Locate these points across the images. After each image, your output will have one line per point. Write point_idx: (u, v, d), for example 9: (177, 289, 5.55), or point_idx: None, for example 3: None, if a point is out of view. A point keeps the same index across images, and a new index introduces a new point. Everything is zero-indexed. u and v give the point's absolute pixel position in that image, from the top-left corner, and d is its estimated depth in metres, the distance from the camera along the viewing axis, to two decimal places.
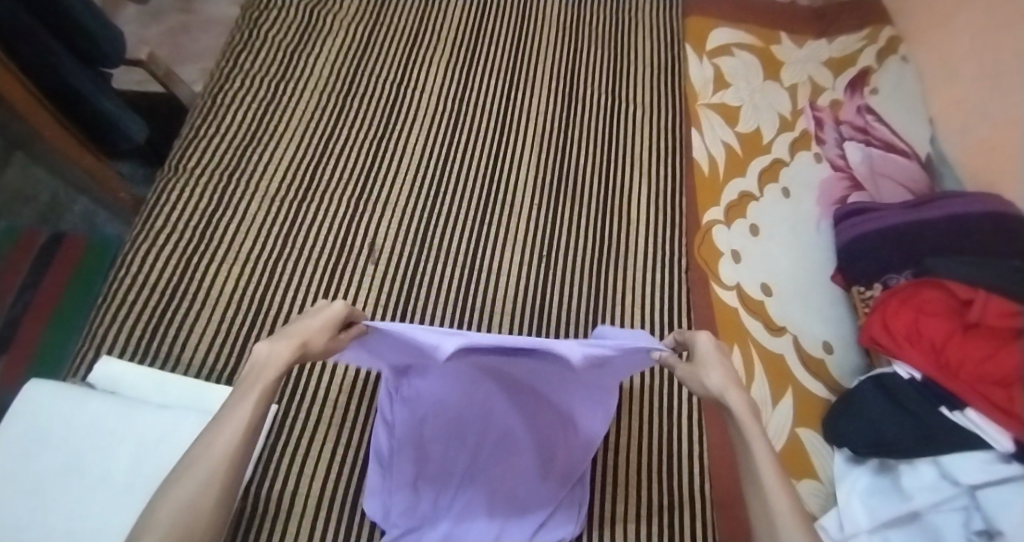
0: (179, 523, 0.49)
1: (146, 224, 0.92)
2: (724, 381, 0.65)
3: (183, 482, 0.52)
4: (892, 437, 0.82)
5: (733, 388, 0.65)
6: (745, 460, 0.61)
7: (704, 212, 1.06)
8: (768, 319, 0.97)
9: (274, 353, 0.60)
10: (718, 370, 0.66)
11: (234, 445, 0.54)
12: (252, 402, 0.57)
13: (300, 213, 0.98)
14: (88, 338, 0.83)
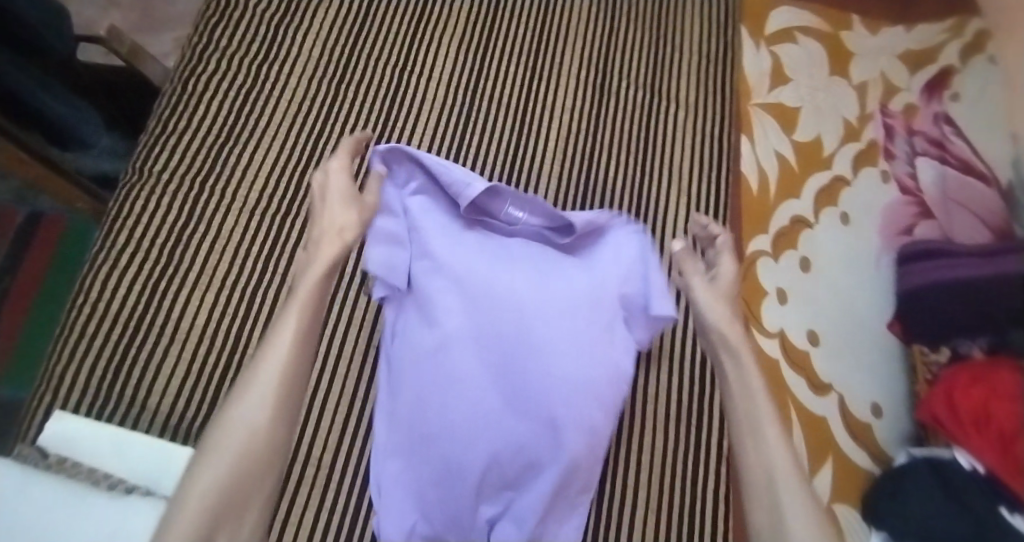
0: (233, 475, 0.48)
1: (106, 239, 0.80)
2: (719, 301, 0.68)
3: (248, 396, 0.52)
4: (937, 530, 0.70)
5: (725, 309, 0.67)
6: (732, 381, 0.62)
7: (750, 241, 0.92)
8: (812, 375, 0.86)
9: (320, 247, 0.62)
10: (724, 298, 0.68)
11: (276, 382, 0.53)
12: (286, 343, 0.54)
13: (282, 228, 0.84)
14: (44, 377, 0.72)
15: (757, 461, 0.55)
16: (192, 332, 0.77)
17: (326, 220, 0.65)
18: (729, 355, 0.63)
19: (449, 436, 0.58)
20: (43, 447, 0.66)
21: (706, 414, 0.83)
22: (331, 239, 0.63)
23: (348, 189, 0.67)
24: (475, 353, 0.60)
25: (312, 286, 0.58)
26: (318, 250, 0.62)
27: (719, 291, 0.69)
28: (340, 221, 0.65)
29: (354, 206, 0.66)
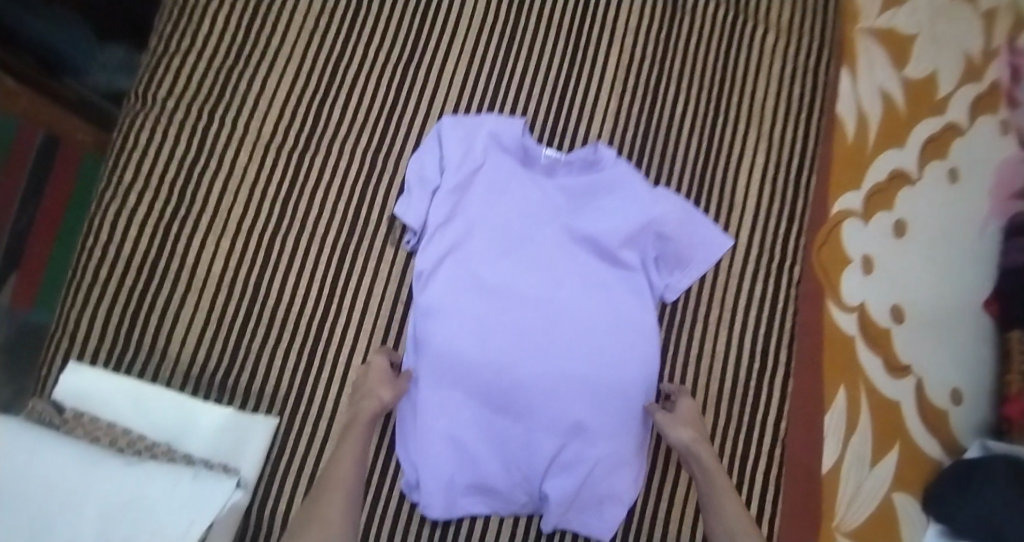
0: None
1: (111, 175, 0.72)
2: (689, 426, 0.68)
3: (330, 491, 0.58)
4: None
5: (694, 434, 0.67)
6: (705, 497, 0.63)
7: (838, 197, 0.80)
8: (890, 355, 0.77)
9: (359, 410, 0.65)
10: (688, 426, 0.67)
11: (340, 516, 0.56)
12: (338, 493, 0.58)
13: (300, 167, 0.75)
14: (59, 321, 0.70)
15: (724, 535, 0.59)
16: (211, 278, 0.72)
17: (364, 394, 0.66)
18: (703, 477, 0.64)
19: (494, 393, 0.69)
20: (60, 401, 0.63)
21: (768, 391, 0.74)
22: (367, 402, 0.65)
23: (383, 369, 0.68)
24: (510, 332, 0.70)
25: (337, 463, 0.60)
26: (338, 452, 0.62)
27: (680, 421, 0.68)
28: (365, 410, 0.65)
29: (388, 385, 0.67)
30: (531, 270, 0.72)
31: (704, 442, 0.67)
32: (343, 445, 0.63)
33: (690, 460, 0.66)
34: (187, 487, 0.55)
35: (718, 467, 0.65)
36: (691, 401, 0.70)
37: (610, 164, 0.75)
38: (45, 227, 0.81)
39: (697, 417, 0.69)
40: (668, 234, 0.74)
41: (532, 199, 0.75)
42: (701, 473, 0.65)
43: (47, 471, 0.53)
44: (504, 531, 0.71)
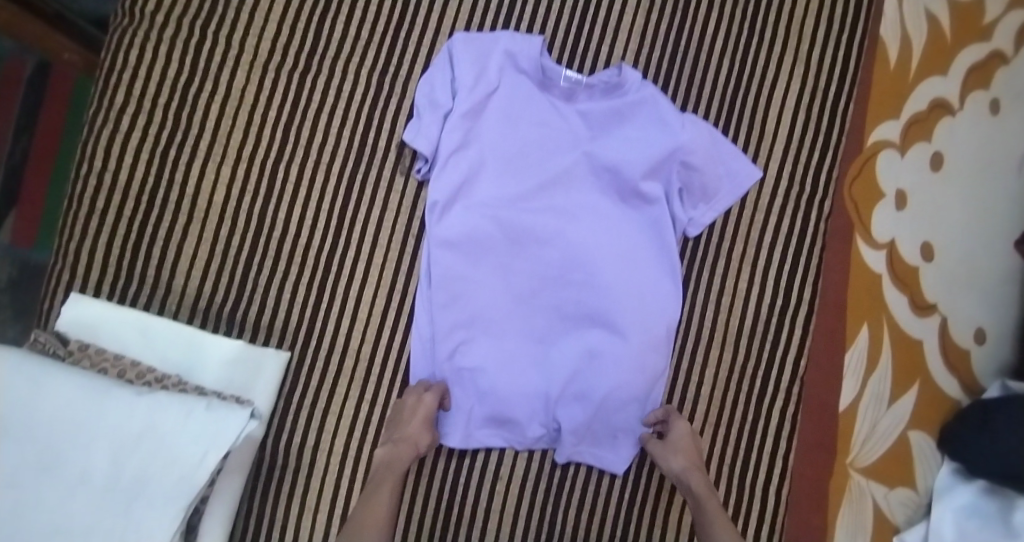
0: None
1: (100, 97, 0.67)
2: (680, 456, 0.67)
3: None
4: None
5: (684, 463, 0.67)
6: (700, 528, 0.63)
7: (875, 127, 0.75)
8: (916, 294, 0.75)
9: (396, 453, 0.64)
10: (680, 455, 0.67)
11: None
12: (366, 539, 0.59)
13: (302, 90, 0.70)
14: (58, 253, 0.67)
15: None
16: (213, 210, 0.68)
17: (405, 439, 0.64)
18: (695, 506, 0.64)
19: (511, 325, 0.68)
20: (64, 332, 0.60)
21: (788, 329, 0.73)
22: (406, 449, 0.64)
23: (431, 414, 0.65)
24: (526, 262, 0.69)
25: (374, 514, 0.61)
26: (371, 498, 0.62)
27: (673, 450, 0.67)
28: (403, 453, 0.64)
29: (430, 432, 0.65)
30: (549, 201, 0.69)
31: (698, 470, 0.67)
32: (377, 492, 0.63)
33: (682, 487, 0.66)
34: (199, 418, 0.54)
35: (711, 496, 0.64)
36: (684, 424, 0.68)
37: (637, 89, 0.70)
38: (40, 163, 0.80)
39: (690, 442, 0.68)
40: (695, 163, 0.70)
41: (551, 125, 0.70)
42: (693, 501, 0.65)
43: (60, 404, 0.53)
44: (519, 464, 0.71)
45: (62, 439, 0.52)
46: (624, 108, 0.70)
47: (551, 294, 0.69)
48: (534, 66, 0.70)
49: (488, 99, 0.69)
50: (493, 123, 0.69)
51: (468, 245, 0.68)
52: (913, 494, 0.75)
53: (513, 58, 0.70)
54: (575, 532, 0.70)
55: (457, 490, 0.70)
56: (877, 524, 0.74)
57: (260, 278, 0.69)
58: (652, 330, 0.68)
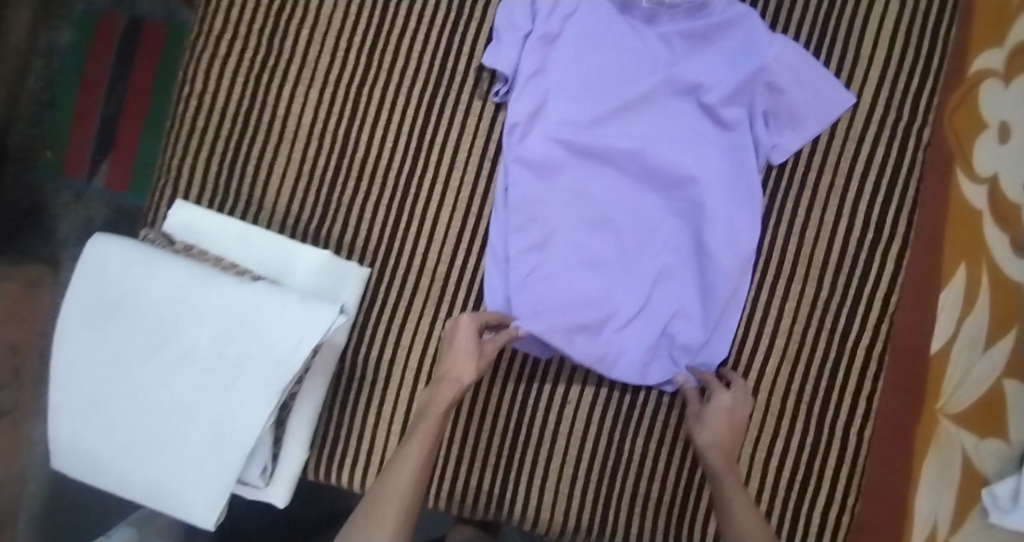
0: None
1: (201, 19, 0.71)
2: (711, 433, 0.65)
3: (394, 490, 0.57)
4: None
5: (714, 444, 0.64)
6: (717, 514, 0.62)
7: (977, 54, 0.71)
8: (1017, 234, 0.71)
9: (437, 390, 0.63)
10: (709, 430, 0.65)
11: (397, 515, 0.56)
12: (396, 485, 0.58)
13: (388, 13, 0.71)
14: (162, 169, 0.72)
15: None
16: (301, 132, 0.71)
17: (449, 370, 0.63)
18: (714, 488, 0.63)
19: (585, 248, 0.68)
20: (170, 233, 0.66)
21: (874, 266, 0.70)
22: (449, 384, 0.62)
23: (473, 339, 0.64)
24: (603, 186, 0.69)
25: (410, 457, 0.59)
26: (413, 437, 0.61)
27: (705, 425, 0.65)
28: (445, 390, 0.62)
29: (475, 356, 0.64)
30: (628, 123, 0.69)
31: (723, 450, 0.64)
32: (420, 425, 0.61)
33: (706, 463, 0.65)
34: (294, 308, 0.59)
35: (728, 477, 0.63)
36: (721, 397, 0.65)
37: (722, 10, 0.69)
38: (134, 118, 0.97)
39: (723, 418, 0.65)
40: (782, 86, 0.68)
41: (632, 49, 0.69)
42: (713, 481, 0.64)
43: (176, 290, 0.59)
44: (588, 388, 0.73)
45: (182, 319, 0.59)
46: (708, 30, 0.69)
47: (627, 220, 0.69)
48: None
49: (569, 20, 0.69)
50: (574, 44, 0.69)
51: (543, 165, 0.69)
52: (1010, 452, 0.70)
53: None
54: (641, 459, 0.72)
55: (526, 410, 0.73)
56: (965, 479, 0.70)
57: (343, 198, 0.71)
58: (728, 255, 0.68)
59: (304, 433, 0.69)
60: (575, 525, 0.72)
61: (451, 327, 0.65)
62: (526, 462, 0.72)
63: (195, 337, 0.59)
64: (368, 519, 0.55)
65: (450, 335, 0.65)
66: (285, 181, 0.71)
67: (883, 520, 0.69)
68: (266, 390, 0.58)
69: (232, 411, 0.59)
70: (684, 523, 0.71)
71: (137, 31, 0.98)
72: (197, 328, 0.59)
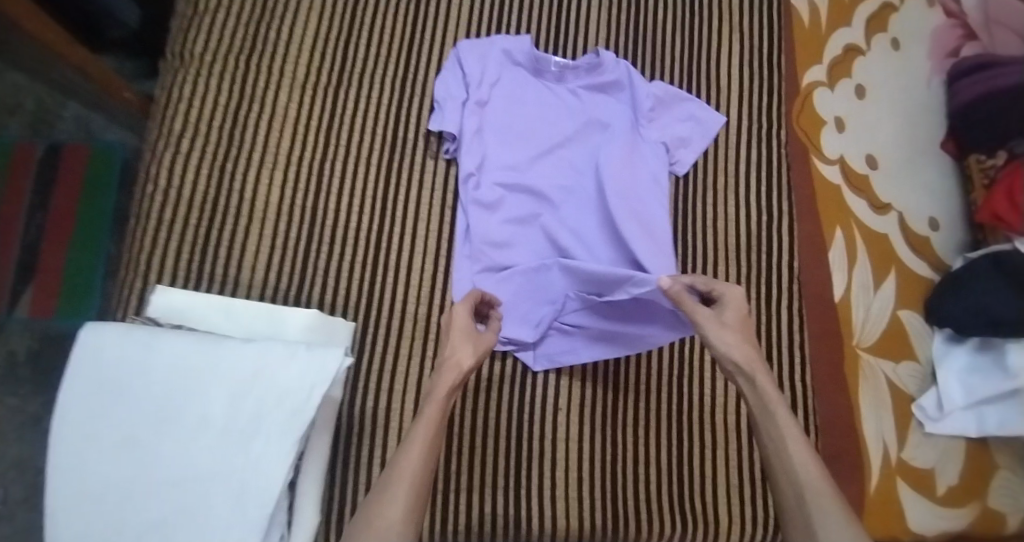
0: None
1: (163, 129, 0.79)
2: (726, 328, 0.64)
3: (404, 475, 0.53)
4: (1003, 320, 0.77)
5: (733, 336, 0.63)
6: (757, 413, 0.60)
7: (805, 72, 0.92)
8: (872, 197, 0.89)
9: (440, 376, 0.62)
10: (732, 332, 0.63)
11: (407, 501, 0.52)
12: (408, 474, 0.54)
13: (336, 101, 0.82)
14: (135, 262, 0.75)
15: (782, 464, 0.56)
16: (269, 209, 0.78)
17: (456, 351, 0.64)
18: (751, 390, 0.61)
19: (532, 250, 0.80)
20: (156, 317, 0.69)
21: (776, 242, 0.85)
22: (450, 370, 0.62)
23: (468, 324, 0.66)
24: (544, 209, 0.81)
25: (418, 439, 0.56)
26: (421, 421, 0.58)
27: (728, 327, 0.64)
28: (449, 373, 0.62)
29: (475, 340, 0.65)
30: (557, 159, 0.82)
31: (751, 350, 0.63)
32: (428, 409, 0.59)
33: (727, 362, 0.63)
34: (303, 356, 0.63)
35: (763, 375, 0.61)
36: (739, 302, 0.66)
37: (614, 65, 0.84)
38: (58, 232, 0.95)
39: (743, 323, 0.65)
40: (669, 116, 0.85)
41: (548, 102, 0.84)
42: (746, 380, 0.62)
43: (180, 362, 0.61)
44: (574, 393, 0.80)
45: (188, 390, 0.61)
46: (605, 80, 0.85)
47: (572, 233, 0.79)
48: (527, 56, 0.84)
49: (494, 88, 0.83)
50: (501, 107, 0.83)
51: (493, 206, 0.80)
52: (919, 366, 0.85)
53: (509, 55, 0.85)
54: (634, 447, 0.79)
55: (523, 426, 0.78)
56: (894, 398, 0.83)
57: (319, 262, 0.78)
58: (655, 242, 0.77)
59: (316, 491, 0.69)
60: (589, 526, 0.76)
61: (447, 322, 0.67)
62: (534, 475, 0.77)
63: (203, 404, 0.60)
64: (379, 507, 0.51)
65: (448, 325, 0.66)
66: (259, 256, 0.77)
67: (843, 450, 0.80)
68: (284, 443, 0.60)
69: (250, 477, 0.59)
70: (683, 498, 0.78)
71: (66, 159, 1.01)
72: (207, 397, 0.61)
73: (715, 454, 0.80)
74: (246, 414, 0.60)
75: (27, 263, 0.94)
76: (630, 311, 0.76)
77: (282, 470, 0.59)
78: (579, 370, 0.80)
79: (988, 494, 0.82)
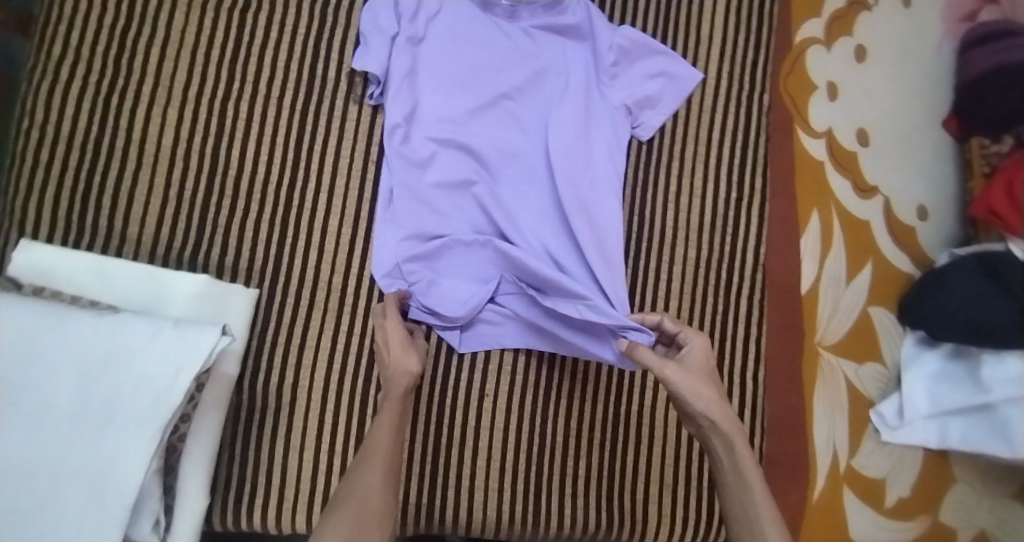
0: None
1: (39, 52, 0.67)
2: (700, 381, 0.60)
3: (370, 481, 0.55)
4: (977, 325, 0.69)
5: (709, 392, 0.60)
6: (728, 474, 0.58)
7: (800, 26, 0.80)
8: (858, 178, 0.80)
9: (389, 386, 0.62)
10: (707, 384, 0.60)
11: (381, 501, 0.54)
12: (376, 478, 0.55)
13: (248, 29, 0.70)
14: (6, 211, 0.65)
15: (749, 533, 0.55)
16: (165, 154, 0.68)
17: (395, 363, 0.63)
18: (725, 451, 0.59)
19: (465, 219, 0.70)
20: (15, 278, 0.60)
21: (744, 221, 0.75)
22: (398, 384, 0.62)
23: (402, 331, 0.65)
24: (482, 171, 0.70)
25: (379, 452, 0.57)
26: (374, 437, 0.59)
27: (700, 379, 0.60)
28: (397, 383, 0.62)
29: (415, 351, 0.65)
30: (502, 114, 0.71)
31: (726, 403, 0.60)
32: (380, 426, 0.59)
33: (701, 421, 0.60)
34: (169, 335, 0.55)
35: (741, 434, 0.59)
36: (705, 350, 0.64)
37: (579, 8, 0.73)
38: None
39: (709, 371, 0.62)
40: (637, 70, 0.74)
41: (496, 44, 0.72)
42: (720, 438, 0.59)
43: (25, 332, 0.53)
44: (503, 380, 0.71)
45: (32, 368, 0.52)
46: (564, 24, 0.73)
47: (514, 208, 0.70)
48: None
49: (433, 24, 0.71)
50: (439, 46, 0.71)
51: (424, 163, 0.69)
52: (882, 368, 0.78)
53: None
54: (565, 440, 0.72)
55: (444, 413, 0.70)
56: (852, 402, 0.77)
57: (221, 220, 0.68)
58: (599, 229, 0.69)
59: (203, 475, 0.61)
60: (511, 523, 0.70)
61: (379, 330, 0.65)
62: (452, 465, 0.70)
63: (54, 381, 0.52)
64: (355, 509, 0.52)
65: (382, 333, 0.65)
66: (153, 210, 0.67)
67: (792, 456, 0.74)
68: (144, 431, 0.52)
69: (102, 469, 0.52)
70: (614, 496, 0.72)
71: None
72: (55, 376, 0.52)
73: (651, 451, 0.74)
74: (101, 398, 0.53)
75: None
76: (575, 321, 0.69)
77: (142, 462, 0.52)
78: (510, 352, 0.72)
79: (937, 506, 0.77)
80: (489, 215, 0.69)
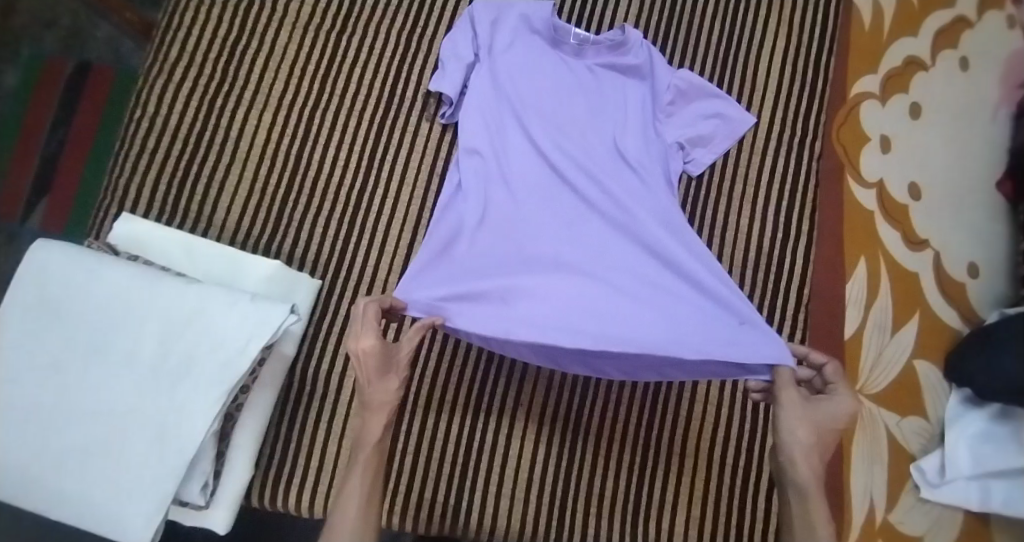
0: None
1: (159, 54, 0.76)
2: (804, 424, 0.57)
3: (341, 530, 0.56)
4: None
5: (807, 439, 0.56)
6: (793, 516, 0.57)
7: (855, 81, 0.83)
8: (908, 231, 0.81)
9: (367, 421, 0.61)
10: (808, 431, 0.57)
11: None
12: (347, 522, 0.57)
13: (339, 46, 0.78)
14: (109, 190, 0.73)
15: None
16: (254, 151, 0.75)
17: (374, 391, 0.61)
18: (795, 493, 0.57)
19: (524, 236, 0.67)
20: (115, 245, 0.67)
21: (788, 261, 0.76)
22: (377, 415, 0.61)
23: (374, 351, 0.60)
24: (548, 186, 0.70)
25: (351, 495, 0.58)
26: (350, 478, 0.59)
27: (804, 422, 0.57)
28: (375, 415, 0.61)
29: (392, 371, 0.62)
30: (566, 139, 0.73)
31: (818, 453, 0.57)
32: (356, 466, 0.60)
33: (783, 454, 0.58)
34: (245, 307, 0.59)
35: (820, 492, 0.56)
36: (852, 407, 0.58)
37: (643, 48, 0.77)
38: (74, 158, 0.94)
39: (832, 425, 0.57)
40: (697, 110, 0.77)
41: (563, 79, 0.76)
42: (794, 480, 0.57)
43: (119, 292, 0.59)
44: (540, 390, 0.74)
45: (121, 325, 0.58)
46: (624, 62, 0.76)
47: (584, 230, 0.67)
48: (547, 27, 0.77)
49: (504, 56, 0.76)
50: (508, 76, 0.76)
51: (489, 183, 0.71)
52: (925, 423, 0.77)
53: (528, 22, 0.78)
54: (594, 459, 0.72)
55: (479, 417, 0.73)
56: (891, 453, 0.76)
57: (295, 213, 0.74)
58: (680, 238, 0.65)
59: (252, 449, 0.65)
60: (533, 531, 0.71)
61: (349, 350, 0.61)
62: (482, 469, 0.71)
63: (138, 339, 0.58)
64: None
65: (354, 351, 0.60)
66: (242, 200, 0.74)
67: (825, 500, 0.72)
68: (212, 392, 0.57)
69: (171, 422, 0.56)
70: (640, 522, 0.71)
71: (84, 76, 0.98)
72: (138, 335, 0.58)
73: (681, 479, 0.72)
74: (177, 358, 0.58)
75: (44, 178, 0.94)
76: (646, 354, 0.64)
77: (205, 422, 0.56)
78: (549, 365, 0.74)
79: None
80: (548, 235, 0.67)
